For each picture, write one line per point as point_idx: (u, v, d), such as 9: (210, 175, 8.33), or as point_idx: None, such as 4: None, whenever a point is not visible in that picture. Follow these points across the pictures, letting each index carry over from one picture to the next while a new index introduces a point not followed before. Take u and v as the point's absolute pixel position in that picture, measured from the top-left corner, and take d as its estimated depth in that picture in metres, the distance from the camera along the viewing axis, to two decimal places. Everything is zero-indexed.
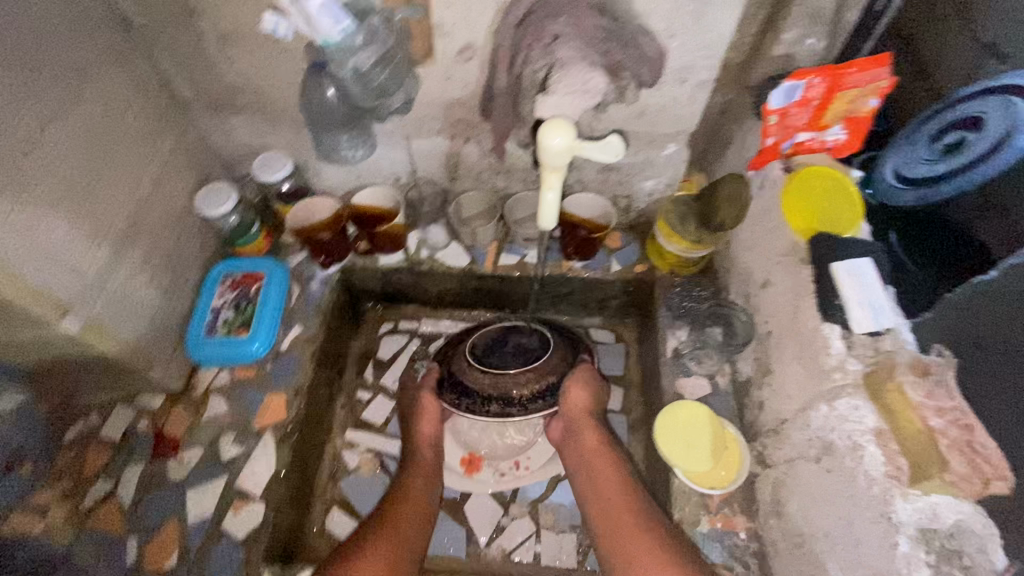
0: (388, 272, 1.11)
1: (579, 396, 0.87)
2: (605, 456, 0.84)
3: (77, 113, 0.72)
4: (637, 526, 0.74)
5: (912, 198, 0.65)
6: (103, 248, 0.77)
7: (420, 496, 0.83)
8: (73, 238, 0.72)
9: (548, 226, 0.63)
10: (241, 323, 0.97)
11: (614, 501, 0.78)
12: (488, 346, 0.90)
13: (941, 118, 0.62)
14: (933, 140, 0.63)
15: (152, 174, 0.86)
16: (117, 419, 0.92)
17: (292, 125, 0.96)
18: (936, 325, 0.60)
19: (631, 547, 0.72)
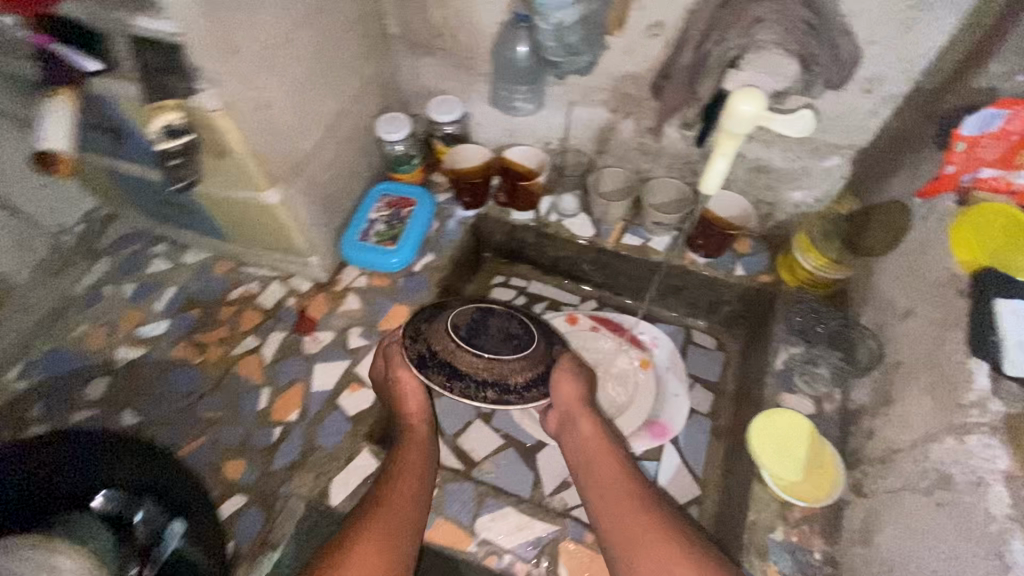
0: (516, 227, 1.17)
1: (566, 389, 0.85)
2: (602, 447, 0.84)
3: (319, 24, 0.85)
4: (661, 547, 0.71)
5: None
6: (308, 141, 0.90)
7: (413, 489, 0.77)
8: (294, 124, 0.85)
9: (706, 193, 0.66)
10: (390, 237, 1.08)
11: (621, 495, 0.77)
12: (471, 328, 0.83)
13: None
14: None
15: (354, 90, 0.99)
16: (272, 292, 1.08)
17: (472, 74, 1.06)
18: None
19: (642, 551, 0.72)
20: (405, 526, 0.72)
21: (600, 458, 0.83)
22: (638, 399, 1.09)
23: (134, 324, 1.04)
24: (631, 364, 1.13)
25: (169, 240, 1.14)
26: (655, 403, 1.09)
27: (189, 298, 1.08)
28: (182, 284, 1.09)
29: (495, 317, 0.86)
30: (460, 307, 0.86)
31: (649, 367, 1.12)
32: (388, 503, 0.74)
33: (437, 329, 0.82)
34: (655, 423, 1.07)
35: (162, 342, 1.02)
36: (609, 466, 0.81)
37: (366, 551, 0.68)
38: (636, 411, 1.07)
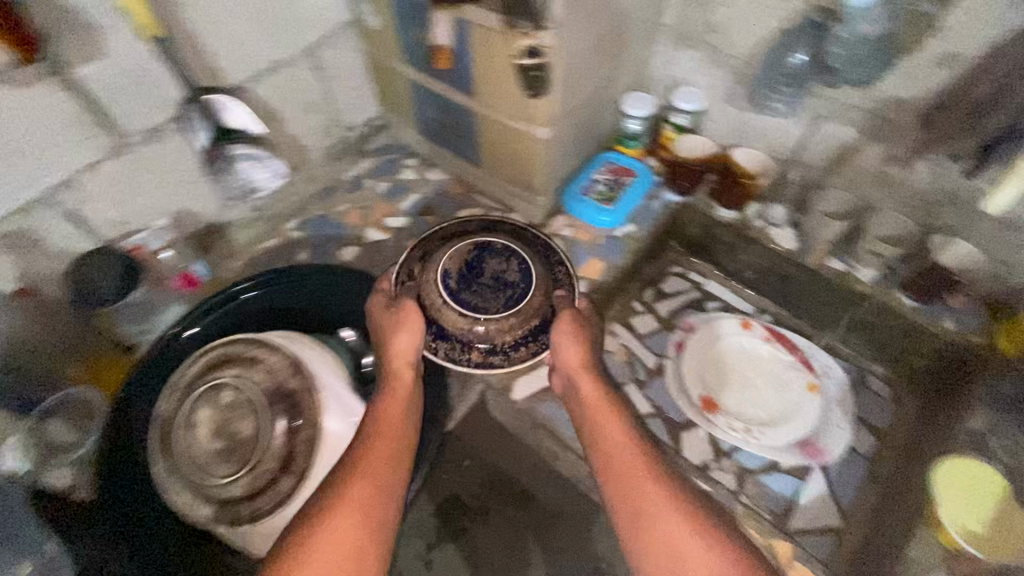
0: (717, 223, 1.21)
1: (568, 347, 0.85)
2: (607, 407, 0.83)
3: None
4: (665, 511, 0.72)
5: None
6: (584, 94, 1.04)
7: (404, 425, 0.80)
8: (580, 77, 0.99)
9: (992, 209, 0.85)
10: (607, 198, 1.20)
11: (618, 458, 0.77)
12: (466, 271, 0.84)
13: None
14: None
15: (621, 64, 1.12)
16: (492, 220, 1.24)
17: (728, 71, 1.13)
18: None
19: (644, 510, 0.72)
20: (400, 456, 0.76)
21: (605, 422, 0.81)
22: (801, 417, 1.09)
23: (383, 215, 1.27)
24: (800, 382, 1.13)
25: (420, 156, 1.36)
26: (817, 427, 1.08)
27: (426, 206, 1.28)
28: (424, 194, 1.30)
29: (489, 257, 0.85)
30: (456, 247, 0.85)
31: (819, 391, 1.12)
32: (372, 453, 0.74)
33: (426, 275, 0.85)
34: (812, 445, 1.06)
35: (403, 234, 1.24)
36: (612, 432, 0.80)
37: (361, 483, 0.71)
38: (796, 427, 1.08)
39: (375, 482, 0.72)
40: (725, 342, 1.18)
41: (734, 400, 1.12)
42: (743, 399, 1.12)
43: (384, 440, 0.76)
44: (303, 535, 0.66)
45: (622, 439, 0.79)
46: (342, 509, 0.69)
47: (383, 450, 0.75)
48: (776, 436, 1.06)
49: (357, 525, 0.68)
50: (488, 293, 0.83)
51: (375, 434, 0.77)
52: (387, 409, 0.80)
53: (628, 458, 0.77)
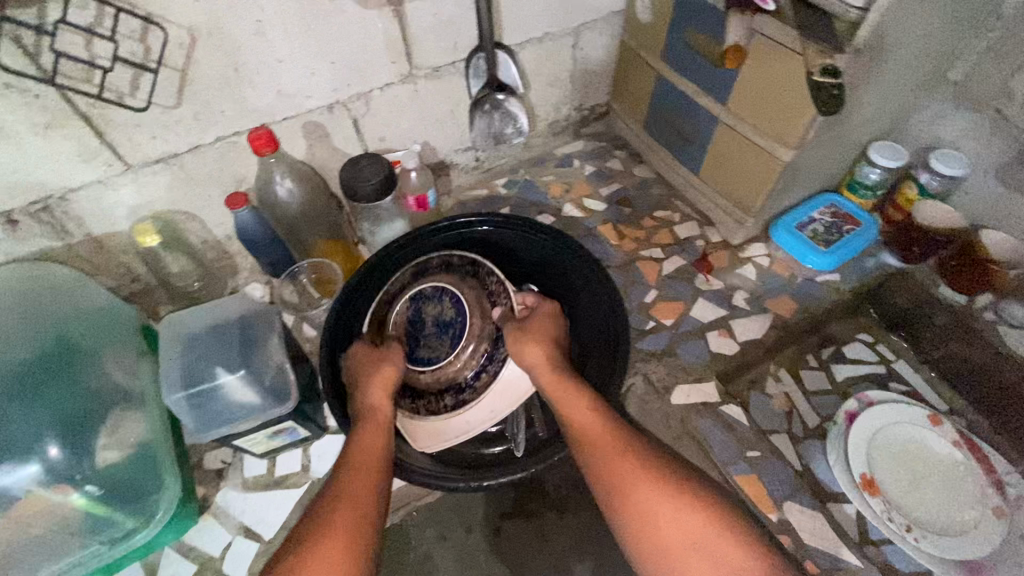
0: (941, 301, 1.14)
1: (533, 348, 0.83)
2: (568, 389, 0.79)
3: (932, 44, 0.97)
4: (647, 489, 0.67)
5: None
6: (844, 132, 1.03)
7: (376, 447, 0.76)
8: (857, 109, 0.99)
9: None
10: (822, 240, 1.16)
11: (596, 437, 0.74)
12: (415, 322, 0.91)
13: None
14: None
15: (891, 110, 1.08)
16: (685, 227, 1.25)
17: (1009, 145, 1.06)
18: None
19: (629, 492, 0.68)
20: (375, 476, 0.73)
21: (574, 406, 0.77)
22: (975, 539, 0.95)
23: (581, 194, 1.33)
24: (978, 502, 0.99)
25: (630, 152, 1.40)
26: (992, 557, 0.93)
27: (625, 197, 1.32)
28: (624, 186, 1.34)
29: (428, 302, 0.91)
30: (399, 302, 0.93)
31: (1002, 518, 0.97)
32: (342, 497, 0.69)
33: (378, 329, 0.93)
34: (981, 575, 0.92)
35: (596, 216, 1.29)
36: (581, 416, 0.76)
37: (340, 510, 0.68)
38: (965, 547, 0.94)
39: (354, 510, 0.68)
40: (901, 426, 1.05)
41: (896, 490, 0.99)
42: (907, 493, 0.99)
43: (358, 479, 0.72)
44: None
45: (587, 413, 0.76)
46: (326, 536, 0.65)
47: (361, 488, 0.71)
48: (938, 547, 0.93)
49: (347, 556, 0.64)
50: (434, 341, 0.89)
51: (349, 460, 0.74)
52: (363, 439, 0.77)
53: (608, 436, 0.74)
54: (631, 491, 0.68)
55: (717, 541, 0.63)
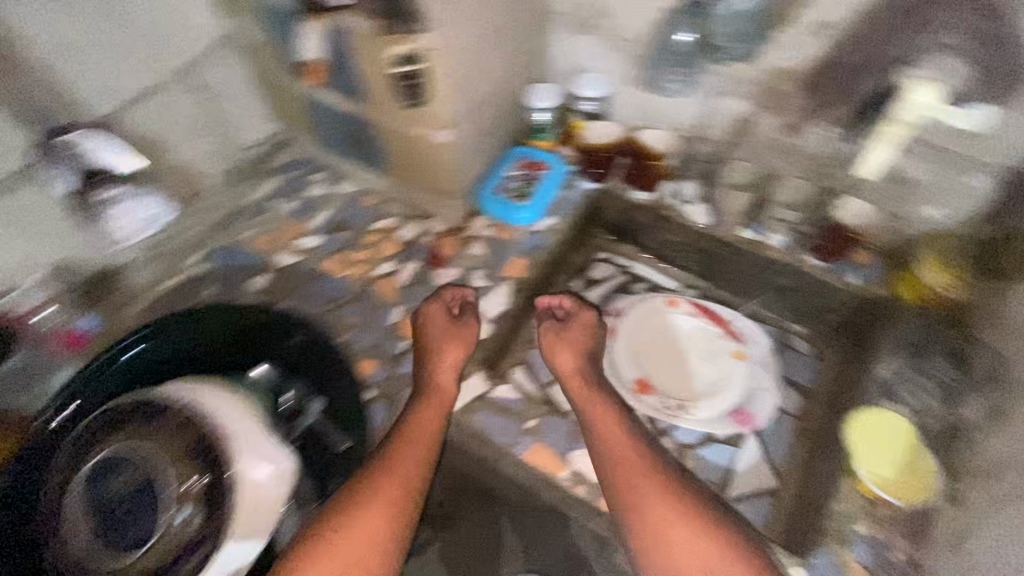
0: (634, 207, 1.22)
1: (561, 350, 0.99)
2: (607, 414, 0.91)
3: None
4: (663, 514, 0.79)
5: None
6: (478, 94, 1.02)
7: (431, 435, 0.87)
8: (479, 71, 0.99)
9: (867, 173, 0.96)
10: (521, 194, 1.20)
11: (630, 459, 0.84)
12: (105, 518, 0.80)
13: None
14: None
15: (518, 53, 1.10)
16: (408, 228, 1.21)
17: (627, 55, 1.14)
18: None
19: (644, 511, 0.80)
20: (418, 472, 0.83)
21: (607, 424, 0.89)
22: (734, 384, 1.11)
23: (293, 236, 1.20)
24: (727, 350, 1.15)
25: (327, 169, 1.28)
26: (749, 393, 1.11)
27: (339, 221, 1.22)
28: (335, 209, 1.24)
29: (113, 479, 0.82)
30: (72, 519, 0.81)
31: (744, 357, 1.14)
32: (395, 464, 0.83)
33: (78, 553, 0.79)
34: (747, 412, 1.09)
35: (316, 255, 1.18)
36: (615, 436, 0.87)
37: (388, 472, 0.81)
38: (729, 394, 1.10)
39: (398, 486, 0.80)
40: (654, 321, 1.18)
41: (668, 379, 1.13)
42: (676, 374, 1.13)
43: (406, 461, 0.83)
44: (315, 548, 0.74)
45: (619, 429, 0.88)
46: (368, 495, 0.79)
47: (406, 467, 0.83)
48: (711, 406, 1.08)
49: (385, 523, 0.77)
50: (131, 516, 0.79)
51: (403, 437, 0.86)
52: (417, 417, 0.88)
53: (622, 447, 0.86)
54: (652, 508, 0.79)
55: (720, 566, 0.74)
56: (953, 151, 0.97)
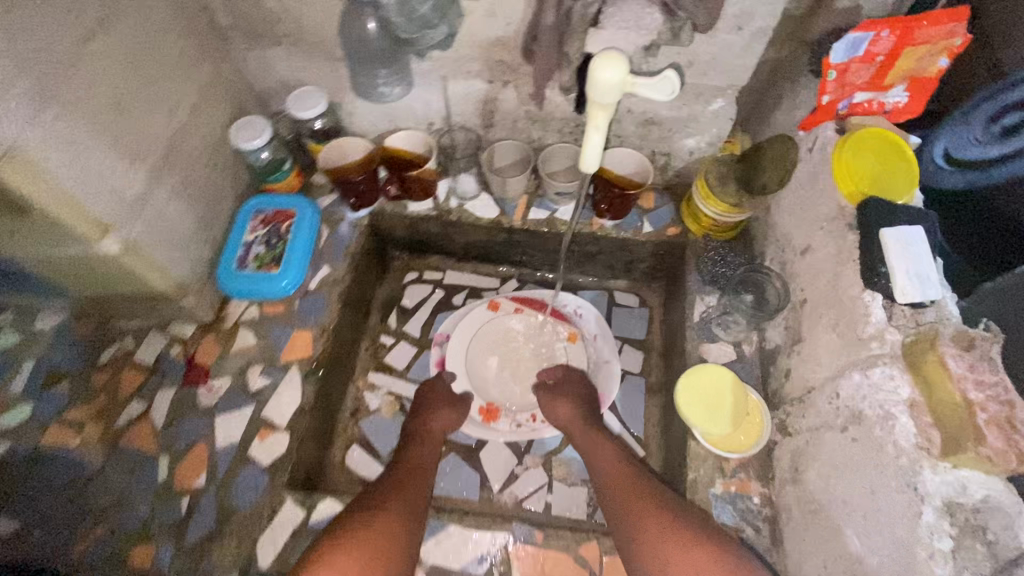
0: (416, 220, 1.09)
1: (568, 407, 0.96)
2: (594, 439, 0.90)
3: (117, 29, 0.71)
4: (652, 533, 0.72)
5: (964, 181, 0.67)
6: (139, 175, 0.76)
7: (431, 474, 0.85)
8: (121, 148, 0.72)
9: (588, 170, 0.61)
10: (272, 259, 0.97)
11: (616, 474, 0.83)
12: None
13: (1002, 99, 0.61)
14: (990, 121, 0.63)
15: (190, 100, 0.85)
16: (150, 345, 0.95)
17: (329, 59, 0.93)
18: (982, 295, 0.62)
19: (639, 530, 0.73)
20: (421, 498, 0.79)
21: (599, 452, 0.88)
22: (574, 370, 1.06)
23: None
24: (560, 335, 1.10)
25: None
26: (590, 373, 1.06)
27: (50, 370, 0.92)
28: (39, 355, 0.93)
29: None
30: None
31: (577, 338, 1.09)
32: (400, 488, 0.79)
33: None
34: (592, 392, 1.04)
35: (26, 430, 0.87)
36: (605, 452, 0.87)
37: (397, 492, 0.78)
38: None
39: (412, 501, 0.78)
40: (481, 331, 1.08)
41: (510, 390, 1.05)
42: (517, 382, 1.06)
43: (405, 487, 0.79)
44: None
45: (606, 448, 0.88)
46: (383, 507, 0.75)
47: (412, 495, 0.79)
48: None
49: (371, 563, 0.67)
50: None
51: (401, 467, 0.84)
52: (417, 454, 0.88)
53: (627, 474, 0.82)
54: (646, 523, 0.74)
55: None
56: (690, 85, 0.87)
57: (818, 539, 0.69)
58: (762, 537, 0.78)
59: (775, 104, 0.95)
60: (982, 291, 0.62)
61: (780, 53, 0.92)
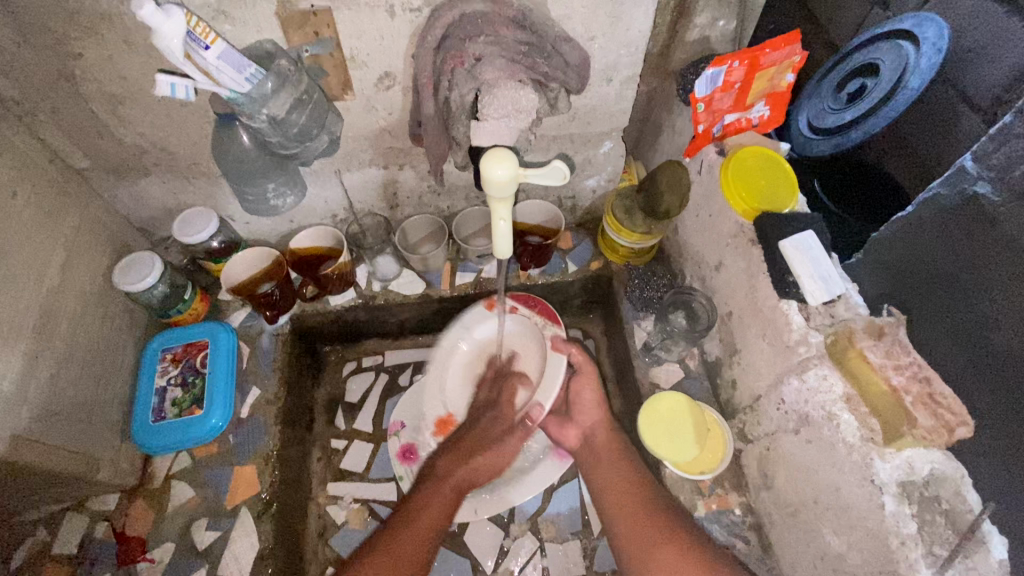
0: (341, 312, 1.04)
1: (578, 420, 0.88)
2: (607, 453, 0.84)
3: None
4: (646, 530, 0.73)
5: (830, 147, 0.74)
6: (15, 362, 0.69)
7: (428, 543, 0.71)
8: None
9: (503, 252, 0.62)
10: (193, 401, 0.90)
11: (613, 479, 0.80)
12: None
13: (843, 69, 0.72)
14: (838, 90, 0.73)
15: (60, 259, 0.78)
16: (68, 531, 0.83)
17: (209, 178, 0.89)
18: (862, 267, 0.69)
19: (636, 532, 0.74)
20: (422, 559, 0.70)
21: (608, 461, 0.83)
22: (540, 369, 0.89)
23: None
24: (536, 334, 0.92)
25: None
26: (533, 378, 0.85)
27: None
28: None
29: None
30: None
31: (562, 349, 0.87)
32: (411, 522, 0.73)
33: None
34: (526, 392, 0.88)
35: None
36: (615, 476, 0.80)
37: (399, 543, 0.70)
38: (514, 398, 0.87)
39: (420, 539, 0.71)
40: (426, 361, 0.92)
41: None
42: None
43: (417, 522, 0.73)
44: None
45: (610, 460, 0.83)
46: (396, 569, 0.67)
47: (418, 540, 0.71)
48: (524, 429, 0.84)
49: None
50: None
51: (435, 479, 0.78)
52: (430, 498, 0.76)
53: (634, 492, 0.78)
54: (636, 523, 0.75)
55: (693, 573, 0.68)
56: (575, 135, 0.91)
57: (802, 539, 0.72)
58: (753, 547, 0.80)
59: (656, 132, 1.01)
60: (872, 244, 0.67)
61: (650, 86, 0.98)
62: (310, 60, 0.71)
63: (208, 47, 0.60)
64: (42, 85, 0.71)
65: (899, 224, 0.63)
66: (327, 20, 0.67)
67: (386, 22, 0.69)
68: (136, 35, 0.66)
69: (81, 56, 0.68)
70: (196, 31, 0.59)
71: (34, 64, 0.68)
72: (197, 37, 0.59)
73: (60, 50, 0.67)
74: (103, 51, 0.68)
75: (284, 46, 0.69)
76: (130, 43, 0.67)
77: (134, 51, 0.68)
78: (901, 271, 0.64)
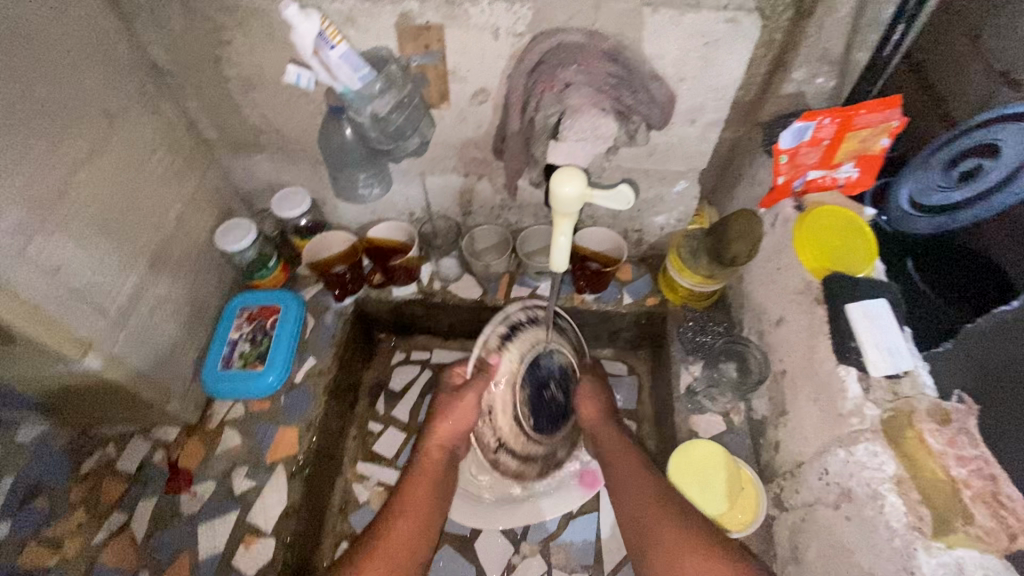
0: (401, 304, 1.10)
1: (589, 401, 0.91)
2: (623, 454, 0.84)
3: (106, 164, 0.75)
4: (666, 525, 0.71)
5: (931, 227, 0.71)
6: (121, 296, 0.79)
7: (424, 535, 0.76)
8: (110, 268, 0.77)
9: (559, 267, 0.65)
10: (257, 356, 0.98)
11: (641, 490, 0.77)
12: None
13: (954, 146, 0.67)
14: (946, 168, 0.68)
15: (176, 213, 0.89)
16: (132, 452, 0.93)
17: (310, 163, 0.99)
18: (946, 359, 0.64)
19: (652, 533, 0.72)
20: (437, 502, 0.81)
21: (627, 467, 0.82)
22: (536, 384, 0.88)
23: None
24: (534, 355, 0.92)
25: None
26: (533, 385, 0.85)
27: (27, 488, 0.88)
28: None
29: None
30: None
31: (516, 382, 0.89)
32: (407, 508, 0.77)
33: None
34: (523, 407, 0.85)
35: None
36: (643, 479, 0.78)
37: (412, 515, 0.77)
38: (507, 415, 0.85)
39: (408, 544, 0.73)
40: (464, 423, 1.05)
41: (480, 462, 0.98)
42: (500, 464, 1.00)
43: (404, 523, 0.75)
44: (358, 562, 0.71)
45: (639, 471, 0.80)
46: (415, 503, 0.78)
47: (404, 534, 0.74)
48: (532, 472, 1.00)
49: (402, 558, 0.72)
50: None
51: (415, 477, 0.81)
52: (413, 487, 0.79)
53: (650, 482, 0.78)
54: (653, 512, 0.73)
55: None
56: (651, 170, 0.92)
57: None
58: None
59: (736, 180, 1.01)
60: (961, 336, 0.63)
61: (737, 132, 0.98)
62: (417, 69, 0.78)
63: (334, 48, 0.68)
64: (195, 64, 0.83)
65: (1002, 320, 0.59)
66: (438, 35, 0.74)
67: (490, 44, 0.74)
68: (277, 30, 0.77)
69: (231, 43, 0.79)
70: (327, 32, 0.67)
71: (192, 44, 0.80)
72: (326, 37, 0.67)
73: (215, 36, 0.78)
74: (249, 42, 0.79)
75: (396, 54, 0.76)
76: (271, 37, 0.78)
77: (272, 44, 0.78)
78: (1002, 369, 0.57)
